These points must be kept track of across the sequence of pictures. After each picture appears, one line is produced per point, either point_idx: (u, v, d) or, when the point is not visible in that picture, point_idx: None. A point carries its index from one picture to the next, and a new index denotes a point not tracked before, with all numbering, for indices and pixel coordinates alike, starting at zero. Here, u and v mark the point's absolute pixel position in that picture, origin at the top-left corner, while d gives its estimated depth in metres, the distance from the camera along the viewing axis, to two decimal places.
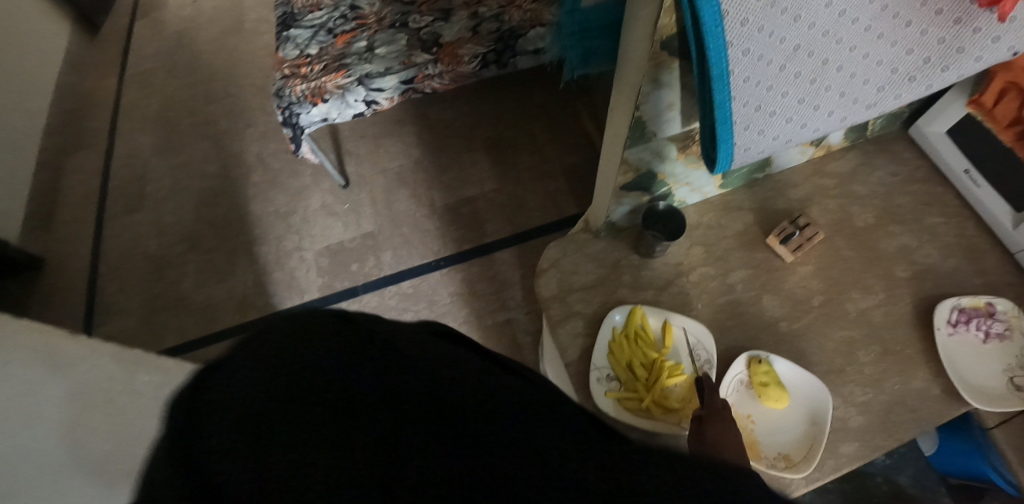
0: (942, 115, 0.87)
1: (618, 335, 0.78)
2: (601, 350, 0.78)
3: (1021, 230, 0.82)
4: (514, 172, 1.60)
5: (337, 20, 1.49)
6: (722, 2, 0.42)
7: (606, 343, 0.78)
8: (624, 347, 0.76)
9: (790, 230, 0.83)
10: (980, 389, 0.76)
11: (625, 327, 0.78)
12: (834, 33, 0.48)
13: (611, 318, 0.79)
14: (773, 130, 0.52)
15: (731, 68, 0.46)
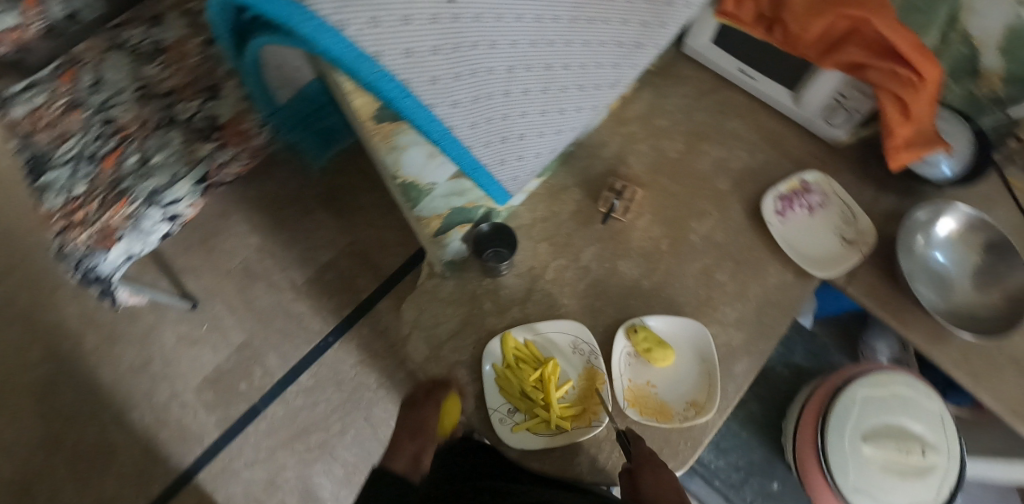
0: (704, 28, 0.91)
1: (501, 368, 0.75)
2: (492, 388, 0.75)
3: (802, 105, 0.89)
4: (362, 219, 1.56)
5: (92, 142, 1.22)
6: (396, 74, 0.35)
7: (493, 381, 0.75)
8: (511, 378, 0.74)
9: (610, 200, 0.84)
10: (820, 259, 0.85)
11: (505, 357, 0.76)
12: (544, 39, 0.43)
13: (488, 355, 0.77)
14: (531, 149, 0.49)
15: (447, 124, 0.40)
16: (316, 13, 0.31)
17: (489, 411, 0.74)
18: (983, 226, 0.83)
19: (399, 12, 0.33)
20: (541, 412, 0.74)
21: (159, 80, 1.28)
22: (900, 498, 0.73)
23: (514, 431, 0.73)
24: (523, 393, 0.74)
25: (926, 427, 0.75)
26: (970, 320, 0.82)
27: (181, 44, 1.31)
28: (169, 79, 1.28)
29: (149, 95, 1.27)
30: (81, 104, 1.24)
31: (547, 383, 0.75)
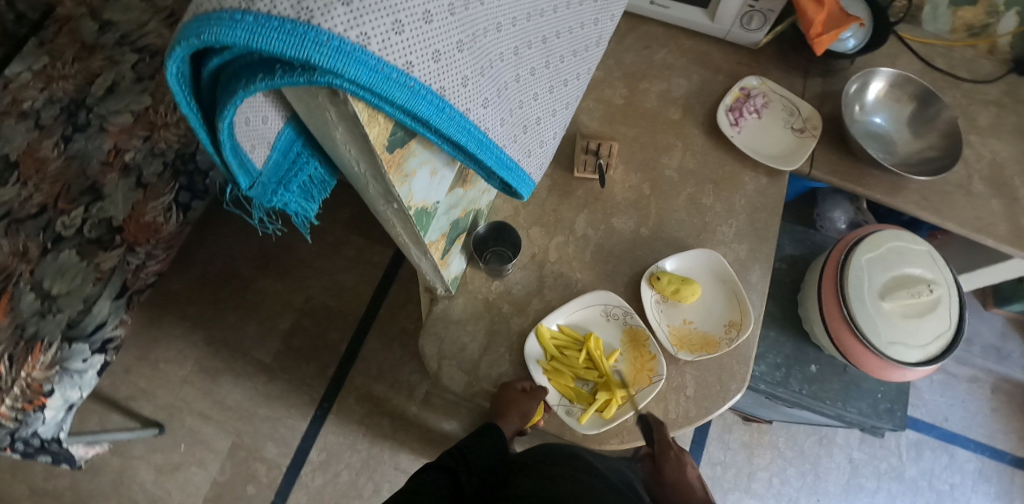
0: None
1: (547, 363, 0.73)
2: (546, 387, 0.74)
3: (717, 19, 0.92)
4: (311, 271, 1.45)
5: None
6: (425, 81, 0.31)
7: (544, 378, 0.73)
8: (561, 369, 0.73)
9: (593, 161, 0.83)
10: (783, 155, 0.88)
11: (546, 351, 0.74)
12: (535, 10, 0.39)
13: (529, 353, 0.73)
14: (548, 132, 0.45)
15: (481, 126, 0.36)
16: (335, 32, 0.26)
17: (553, 408, 0.74)
18: (905, 81, 0.94)
19: (417, 10, 0.29)
20: (603, 392, 0.73)
21: (23, 202, 1.09)
22: (927, 337, 0.80)
23: (582, 421, 0.72)
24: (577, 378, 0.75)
25: (924, 269, 0.82)
26: (919, 162, 0.93)
27: (34, 151, 1.13)
28: (34, 197, 1.10)
29: (18, 222, 1.07)
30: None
31: (595, 359, 0.75)
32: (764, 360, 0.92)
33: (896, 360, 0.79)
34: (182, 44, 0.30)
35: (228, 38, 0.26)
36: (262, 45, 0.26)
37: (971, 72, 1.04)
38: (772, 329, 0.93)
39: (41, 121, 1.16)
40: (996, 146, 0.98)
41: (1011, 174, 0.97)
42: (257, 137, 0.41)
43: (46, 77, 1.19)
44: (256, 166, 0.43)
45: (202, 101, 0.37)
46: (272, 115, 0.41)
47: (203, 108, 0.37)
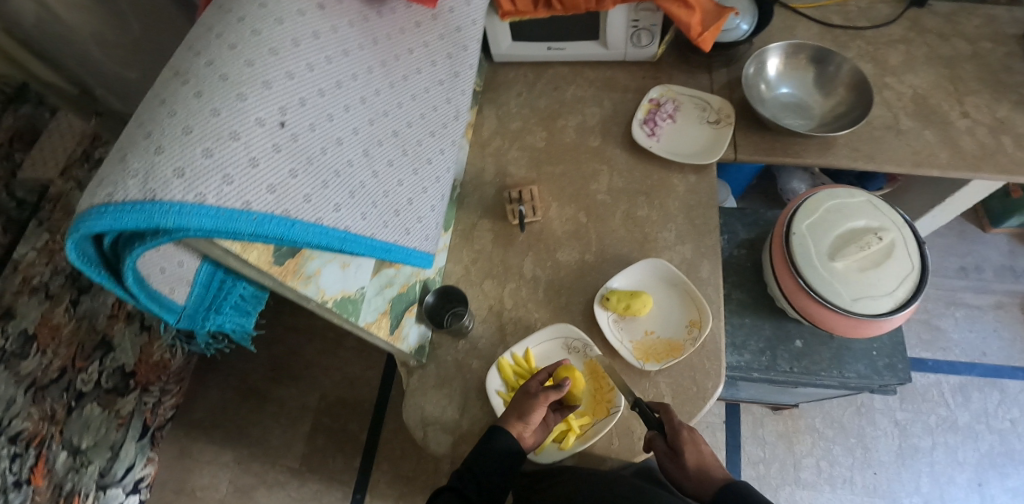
0: (500, 35, 0.98)
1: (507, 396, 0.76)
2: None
3: (611, 45, 0.98)
4: (320, 368, 1.50)
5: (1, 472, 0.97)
6: (271, 209, 0.37)
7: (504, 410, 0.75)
8: None
9: (516, 209, 0.88)
10: (704, 151, 0.93)
11: (507, 386, 0.77)
12: (374, 116, 0.46)
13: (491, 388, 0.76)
14: (423, 207, 0.51)
15: (342, 226, 0.41)
16: (175, 201, 0.33)
17: None
18: (797, 48, 0.99)
19: (244, 159, 0.35)
20: (559, 422, 0.74)
21: (44, 369, 1.04)
22: (891, 284, 0.79)
23: (540, 451, 0.73)
24: None
25: (867, 219, 0.84)
26: (835, 117, 0.97)
27: (49, 319, 1.04)
28: (54, 361, 1.06)
29: (42, 389, 1.03)
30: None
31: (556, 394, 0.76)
32: (747, 349, 0.92)
33: (868, 315, 0.78)
34: (74, 238, 0.37)
35: (97, 226, 0.33)
36: (123, 225, 0.33)
37: (870, 19, 1.08)
38: (746, 315, 0.94)
39: (50, 290, 1.05)
40: (914, 81, 1.01)
41: (935, 103, 0.98)
42: (173, 278, 0.46)
43: None
44: (177, 302, 0.48)
45: (110, 263, 0.43)
46: (186, 258, 0.45)
47: (115, 269, 0.43)
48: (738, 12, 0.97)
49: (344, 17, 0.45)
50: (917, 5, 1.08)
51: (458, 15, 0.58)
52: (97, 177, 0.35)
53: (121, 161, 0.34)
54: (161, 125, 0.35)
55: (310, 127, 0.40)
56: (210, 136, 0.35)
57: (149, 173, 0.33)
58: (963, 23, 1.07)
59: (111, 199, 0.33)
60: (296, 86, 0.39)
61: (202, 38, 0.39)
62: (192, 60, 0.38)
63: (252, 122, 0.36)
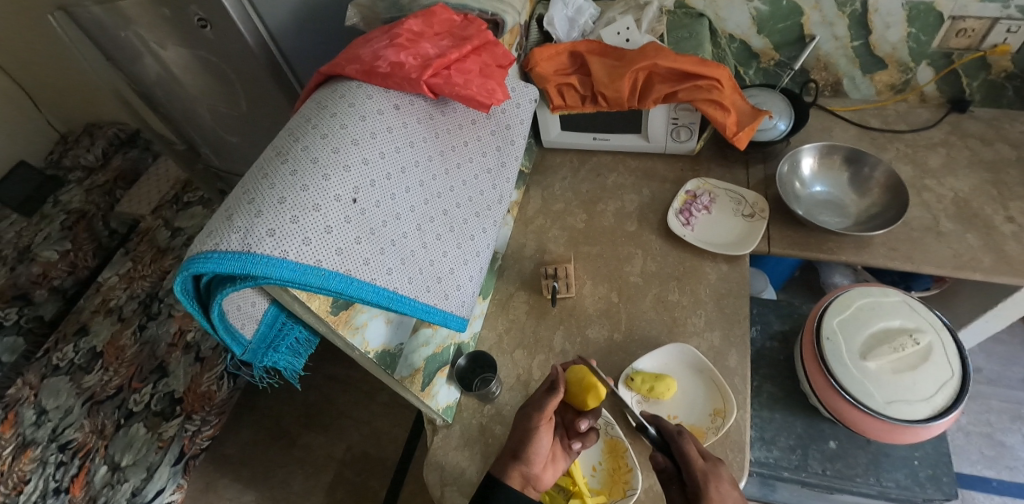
0: (550, 125, 1.08)
1: None
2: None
3: (652, 138, 1.05)
4: (350, 418, 1.55)
5: (54, 473, 1.20)
6: (337, 267, 0.44)
7: None
8: None
9: (550, 284, 0.93)
10: (737, 242, 0.96)
11: None
12: (429, 196, 0.54)
13: None
14: (462, 277, 0.57)
15: (391, 287, 0.48)
16: (265, 255, 0.40)
17: None
18: (831, 149, 1.04)
19: (321, 226, 0.43)
20: (574, 498, 0.73)
21: (103, 385, 1.31)
22: (929, 390, 0.78)
23: None
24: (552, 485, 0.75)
25: (902, 320, 0.84)
26: (870, 217, 0.99)
27: (116, 340, 1.37)
28: (113, 380, 1.32)
29: (97, 403, 1.28)
30: (30, 443, 1.22)
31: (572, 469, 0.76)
32: (776, 445, 0.90)
33: (904, 420, 0.76)
34: (181, 276, 0.44)
35: (202, 268, 0.41)
36: (222, 270, 0.40)
37: (910, 123, 1.13)
38: (777, 410, 0.92)
39: (122, 315, 1.41)
40: (955, 184, 1.02)
41: (978, 206, 0.98)
42: (246, 316, 0.52)
43: (128, 277, 1.49)
44: (245, 337, 0.54)
45: (201, 298, 0.49)
46: (259, 299, 0.52)
47: (203, 303, 0.50)
48: (773, 113, 1.03)
49: (415, 115, 0.54)
50: (959, 110, 1.12)
51: (510, 114, 0.67)
52: (207, 230, 0.43)
53: (228, 219, 0.43)
54: (262, 193, 0.44)
55: (376, 203, 0.48)
56: (298, 206, 0.43)
57: (248, 231, 0.41)
58: (1007, 129, 1.08)
59: (216, 248, 0.41)
60: (369, 170, 0.48)
61: (302, 127, 0.49)
62: (292, 144, 0.47)
63: (331, 196, 0.44)
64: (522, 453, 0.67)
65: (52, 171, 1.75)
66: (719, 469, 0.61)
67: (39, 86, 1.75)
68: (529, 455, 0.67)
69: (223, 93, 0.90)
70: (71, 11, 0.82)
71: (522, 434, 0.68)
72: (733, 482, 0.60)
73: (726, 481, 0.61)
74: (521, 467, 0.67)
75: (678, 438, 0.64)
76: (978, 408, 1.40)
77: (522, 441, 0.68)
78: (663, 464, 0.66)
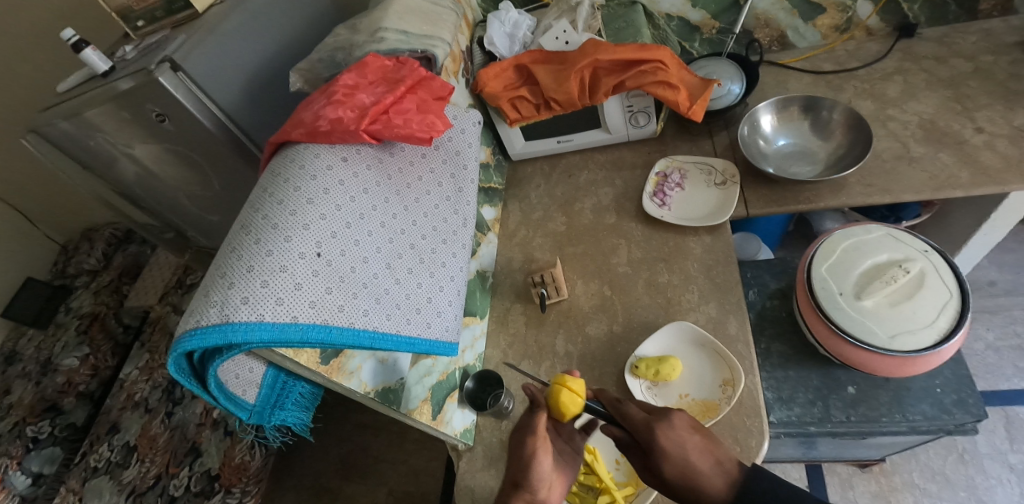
0: (513, 139, 1.10)
1: None
2: None
3: (613, 129, 1.07)
4: (384, 461, 1.56)
5: None
6: (314, 319, 0.46)
7: None
8: None
9: (540, 291, 0.94)
10: (714, 212, 0.97)
11: None
12: (392, 235, 0.57)
13: None
14: (441, 303, 0.60)
15: (371, 328, 0.50)
16: (243, 322, 0.43)
17: None
18: (786, 102, 1.06)
19: (292, 284, 0.46)
20: (603, 494, 0.74)
21: (142, 477, 1.35)
22: (930, 315, 0.78)
23: None
24: (579, 486, 0.75)
25: (890, 252, 0.85)
26: (839, 158, 1.00)
27: (147, 432, 1.40)
28: (150, 469, 1.36)
29: (139, 495, 1.32)
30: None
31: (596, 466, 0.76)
32: (796, 401, 0.90)
33: (912, 351, 0.76)
34: (173, 357, 0.46)
35: (189, 344, 0.43)
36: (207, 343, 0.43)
37: (862, 58, 1.14)
38: (790, 367, 0.92)
39: (149, 405, 1.45)
40: (918, 108, 1.03)
41: (945, 124, 0.98)
42: (245, 383, 0.54)
43: (148, 369, 1.52)
44: (249, 402, 0.55)
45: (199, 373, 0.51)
46: (254, 365, 0.54)
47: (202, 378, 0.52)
48: (724, 79, 1.05)
49: (364, 163, 0.56)
50: (907, 35, 1.13)
51: (457, 141, 0.70)
52: (188, 308, 0.46)
53: (205, 295, 0.45)
54: (232, 266, 0.46)
55: (343, 253, 0.50)
56: (267, 270, 0.45)
57: (224, 303, 0.44)
58: (958, 42, 1.09)
59: (198, 325, 0.43)
60: (328, 223, 0.50)
61: (260, 197, 0.51)
62: (253, 216, 0.50)
63: (296, 255, 0.47)
64: (521, 480, 0.58)
65: (59, 280, 1.81)
66: (667, 415, 0.57)
67: (33, 204, 1.82)
68: (531, 481, 0.58)
69: (196, 177, 0.93)
70: (41, 132, 0.87)
71: (518, 462, 0.59)
72: (690, 424, 0.56)
73: (678, 425, 0.56)
74: (527, 495, 0.57)
75: (619, 405, 0.61)
76: (1002, 322, 1.38)
77: (519, 470, 0.58)
78: (617, 435, 0.60)
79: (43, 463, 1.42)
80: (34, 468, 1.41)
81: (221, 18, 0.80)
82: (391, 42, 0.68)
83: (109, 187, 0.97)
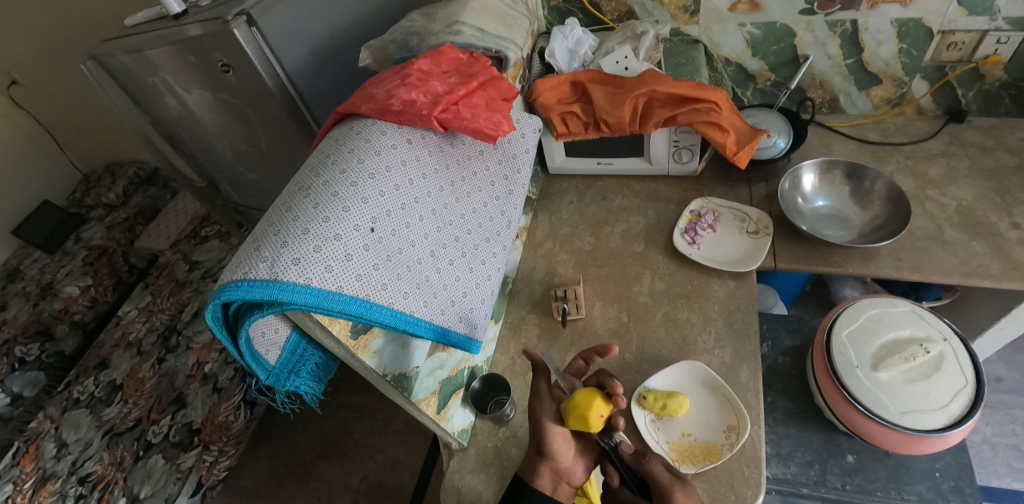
0: (555, 152, 1.11)
1: None
2: None
3: (655, 160, 1.08)
4: (362, 447, 1.55)
5: None
6: (357, 292, 0.47)
7: None
8: None
9: (560, 306, 0.95)
10: (742, 258, 0.98)
11: None
12: (441, 224, 0.57)
13: None
14: (474, 299, 0.60)
15: (408, 311, 0.51)
16: (290, 282, 0.43)
17: None
18: (830, 165, 1.07)
19: (342, 253, 0.46)
20: None
21: (122, 417, 1.32)
22: (943, 398, 0.78)
23: None
24: None
25: (912, 329, 0.84)
26: (874, 229, 1.01)
27: (135, 373, 1.39)
28: (132, 411, 1.33)
29: (116, 435, 1.30)
30: (50, 476, 1.23)
31: None
32: (793, 460, 0.89)
33: (920, 430, 0.76)
34: (212, 303, 0.47)
35: (233, 293, 0.43)
36: (253, 296, 0.43)
37: (908, 134, 1.15)
38: (793, 425, 0.92)
39: (142, 348, 1.45)
40: (958, 193, 1.03)
41: (982, 213, 0.99)
42: (269, 343, 0.54)
43: (148, 311, 1.53)
44: (269, 362, 0.55)
45: (230, 325, 0.51)
46: (282, 326, 0.54)
47: (232, 330, 0.52)
48: (773, 131, 1.06)
49: (426, 149, 0.57)
50: (956, 120, 1.14)
51: (514, 144, 0.70)
52: (236, 258, 0.46)
53: (256, 249, 0.45)
54: (287, 225, 0.46)
55: (393, 232, 0.51)
56: (323, 235, 0.46)
57: (274, 260, 0.44)
58: (1006, 136, 1.10)
59: (245, 277, 0.43)
60: (385, 201, 0.51)
61: (322, 163, 0.52)
62: (313, 179, 0.50)
63: (351, 226, 0.47)
64: (543, 446, 0.61)
65: (75, 210, 1.83)
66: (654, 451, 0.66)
67: (67, 130, 1.84)
68: (546, 441, 0.61)
69: (242, 133, 0.94)
70: (102, 59, 0.89)
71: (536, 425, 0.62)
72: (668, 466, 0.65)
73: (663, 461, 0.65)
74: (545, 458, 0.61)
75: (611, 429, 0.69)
76: (1002, 419, 1.37)
77: (537, 435, 0.62)
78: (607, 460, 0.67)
79: (26, 385, 1.41)
80: (15, 389, 1.39)
81: None
82: (467, 36, 0.69)
83: (154, 125, 0.99)
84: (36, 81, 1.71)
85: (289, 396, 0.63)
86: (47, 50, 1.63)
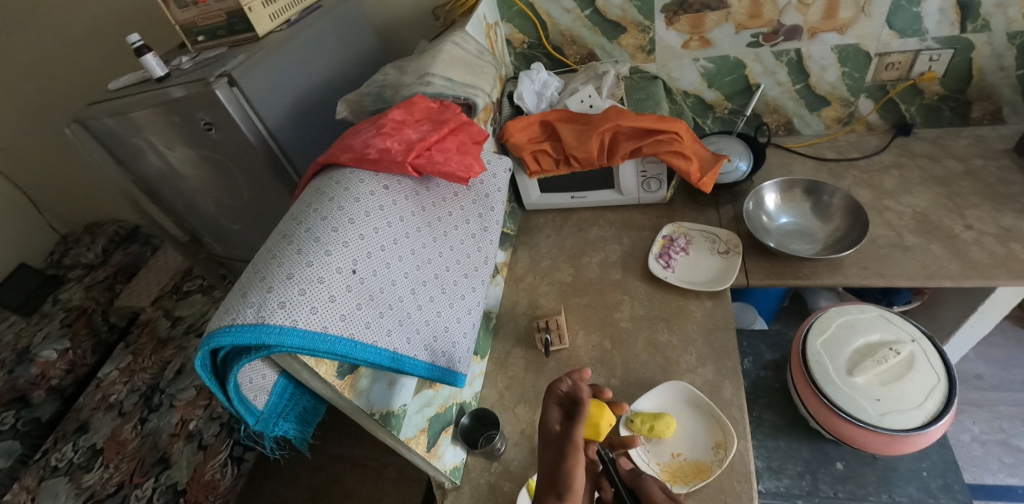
0: (530, 189, 1.16)
1: None
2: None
3: (626, 190, 1.13)
4: (356, 498, 1.51)
5: None
6: (342, 332, 0.49)
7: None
8: None
9: (545, 336, 0.97)
10: (715, 277, 1.02)
11: None
12: (420, 263, 0.60)
13: None
14: (457, 334, 0.63)
15: (392, 348, 0.53)
16: (277, 325, 0.45)
17: None
18: (790, 183, 1.13)
19: (327, 295, 0.48)
20: None
21: (103, 483, 1.27)
22: (918, 397, 0.81)
23: None
24: None
25: (882, 333, 0.88)
26: (837, 240, 1.05)
27: (117, 435, 1.36)
28: (113, 476, 1.28)
29: (97, 502, 1.24)
30: None
31: None
32: (785, 473, 0.90)
33: (900, 430, 0.78)
34: (201, 350, 0.48)
35: (222, 339, 0.44)
36: (242, 340, 0.44)
37: (861, 150, 1.22)
38: (781, 438, 0.94)
39: (124, 409, 1.42)
40: (913, 201, 1.09)
41: (937, 218, 1.04)
42: (258, 389, 0.54)
43: (129, 371, 1.51)
44: (258, 408, 0.55)
45: (218, 372, 0.52)
46: (268, 371, 0.55)
47: (220, 377, 0.53)
48: (734, 156, 1.12)
49: (402, 193, 0.60)
50: (903, 133, 1.21)
51: (487, 184, 0.74)
52: (223, 306, 0.48)
53: (244, 296, 0.47)
54: (273, 271, 0.48)
55: (374, 272, 0.53)
56: (307, 279, 0.48)
57: (261, 305, 0.46)
58: (951, 145, 1.17)
59: (233, 323, 0.45)
60: (365, 244, 0.54)
61: (303, 211, 0.54)
62: (296, 227, 0.53)
63: (333, 269, 0.50)
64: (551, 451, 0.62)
65: (52, 271, 1.82)
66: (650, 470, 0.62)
67: (43, 192, 1.86)
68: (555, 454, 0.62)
69: (225, 187, 0.97)
70: (86, 123, 0.92)
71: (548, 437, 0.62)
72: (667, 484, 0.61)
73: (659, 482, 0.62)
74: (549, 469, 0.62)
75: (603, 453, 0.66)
76: (987, 416, 1.39)
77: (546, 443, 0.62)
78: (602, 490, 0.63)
79: None
80: None
81: (276, 45, 0.87)
82: (437, 87, 0.74)
83: (136, 184, 1.01)
84: (14, 147, 1.74)
85: (277, 443, 0.63)
86: (30, 118, 1.66)
